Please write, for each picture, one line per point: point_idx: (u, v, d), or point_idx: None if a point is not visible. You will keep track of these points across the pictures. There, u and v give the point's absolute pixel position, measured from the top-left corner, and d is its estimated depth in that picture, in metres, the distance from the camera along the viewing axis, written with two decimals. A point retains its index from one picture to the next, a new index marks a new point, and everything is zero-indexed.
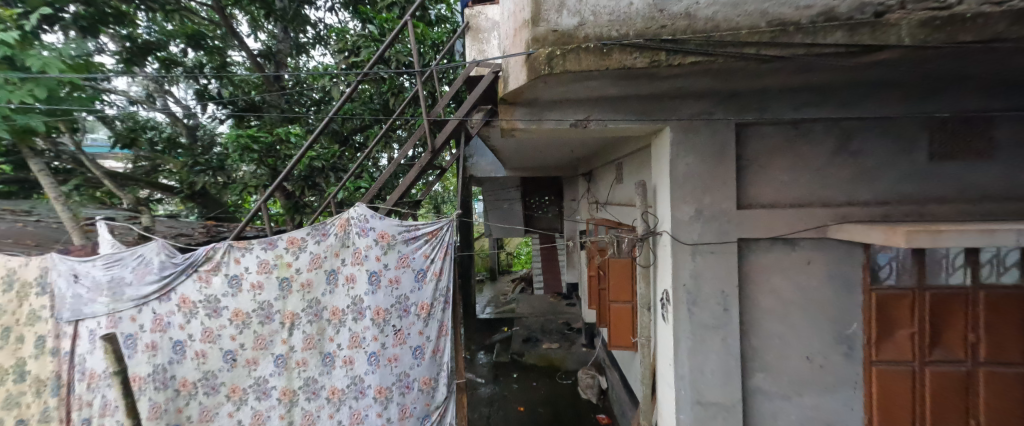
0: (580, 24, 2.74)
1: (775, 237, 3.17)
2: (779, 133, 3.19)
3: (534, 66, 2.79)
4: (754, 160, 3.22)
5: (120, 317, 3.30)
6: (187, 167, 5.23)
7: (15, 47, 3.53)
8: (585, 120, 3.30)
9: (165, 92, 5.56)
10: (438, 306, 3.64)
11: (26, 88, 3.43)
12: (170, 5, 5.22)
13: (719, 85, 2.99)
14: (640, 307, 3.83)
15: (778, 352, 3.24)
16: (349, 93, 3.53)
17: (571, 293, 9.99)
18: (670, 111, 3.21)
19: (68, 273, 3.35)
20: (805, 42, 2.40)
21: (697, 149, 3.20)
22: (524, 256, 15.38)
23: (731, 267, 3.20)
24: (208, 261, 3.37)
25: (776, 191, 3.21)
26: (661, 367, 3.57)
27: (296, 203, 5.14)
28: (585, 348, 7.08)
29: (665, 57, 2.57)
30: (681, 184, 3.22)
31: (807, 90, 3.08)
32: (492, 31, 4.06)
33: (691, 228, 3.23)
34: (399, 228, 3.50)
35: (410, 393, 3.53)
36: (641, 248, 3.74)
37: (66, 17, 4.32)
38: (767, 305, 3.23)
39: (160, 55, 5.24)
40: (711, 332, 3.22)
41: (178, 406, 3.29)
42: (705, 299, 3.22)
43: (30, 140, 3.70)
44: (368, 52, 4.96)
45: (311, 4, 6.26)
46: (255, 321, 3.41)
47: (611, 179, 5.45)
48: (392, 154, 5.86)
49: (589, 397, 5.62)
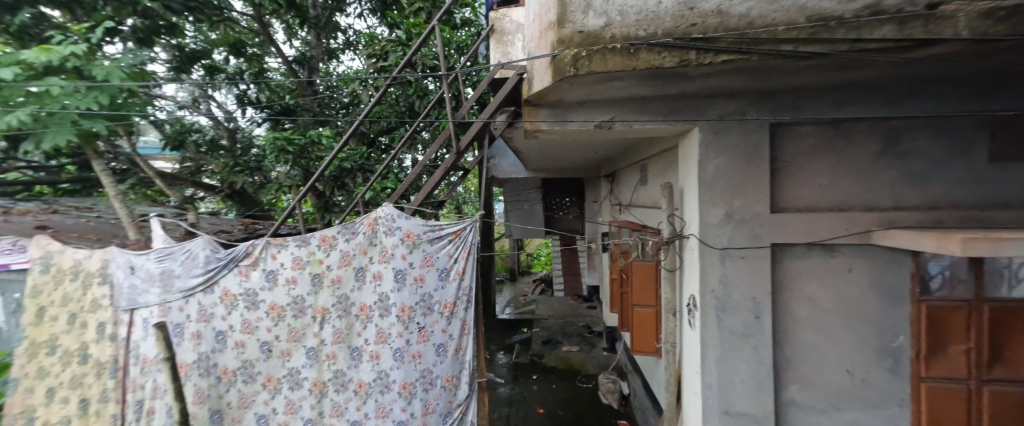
0: (606, 24, 2.70)
1: (813, 242, 3.01)
2: (818, 133, 3.03)
3: (560, 68, 2.76)
4: (789, 162, 3.08)
5: (169, 307, 3.58)
6: (228, 168, 5.60)
7: (83, 59, 3.85)
8: (610, 121, 3.26)
9: (208, 97, 5.95)
10: (460, 305, 3.66)
11: (92, 95, 3.76)
12: (216, 17, 5.39)
13: (752, 84, 2.87)
14: (665, 312, 3.73)
15: (815, 363, 3.07)
16: (377, 97, 3.46)
17: (592, 296, 9.87)
18: (699, 110, 3.11)
19: (126, 266, 3.65)
20: (848, 37, 2.26)
21: (728, 150, 3.09)
22: (544, 258, 15.42)
23: (764, 274, 3.06)
24: (248, 256, 3.58)
25: (814, 194, 3.05)
26: (687, 374, 3.47)
27: (325, 203, 5.39)
28: (606, 352, 6.99)
29: (694, 56, 2.49)
30: (710, 186, 3.11)
31: (849, 88, 2.91)
32: (517, 33, 4.01)
33: (720, 232, 3.11)
34: (424, 227, 3.57)
35: (433, 389, 3.58)
36: (666, 252, 3.64)
37: (124, 29, 4.62)
38: (802, 314, 3.08)
39: (204, 62, 5.60)
40: (742, 340, 3.09)
41: (219, 393, 3.52)
42: (735, 306, 3.10)
43: (94, 144, 4.06)
44: (395, 57, 5.11)
45: (341, 11, 6.48)
46: (289, 314, 3.58)
47: (635, 180, 5.33)
48: (416, 155, 6.02)
49: (610, 402, 5.56)
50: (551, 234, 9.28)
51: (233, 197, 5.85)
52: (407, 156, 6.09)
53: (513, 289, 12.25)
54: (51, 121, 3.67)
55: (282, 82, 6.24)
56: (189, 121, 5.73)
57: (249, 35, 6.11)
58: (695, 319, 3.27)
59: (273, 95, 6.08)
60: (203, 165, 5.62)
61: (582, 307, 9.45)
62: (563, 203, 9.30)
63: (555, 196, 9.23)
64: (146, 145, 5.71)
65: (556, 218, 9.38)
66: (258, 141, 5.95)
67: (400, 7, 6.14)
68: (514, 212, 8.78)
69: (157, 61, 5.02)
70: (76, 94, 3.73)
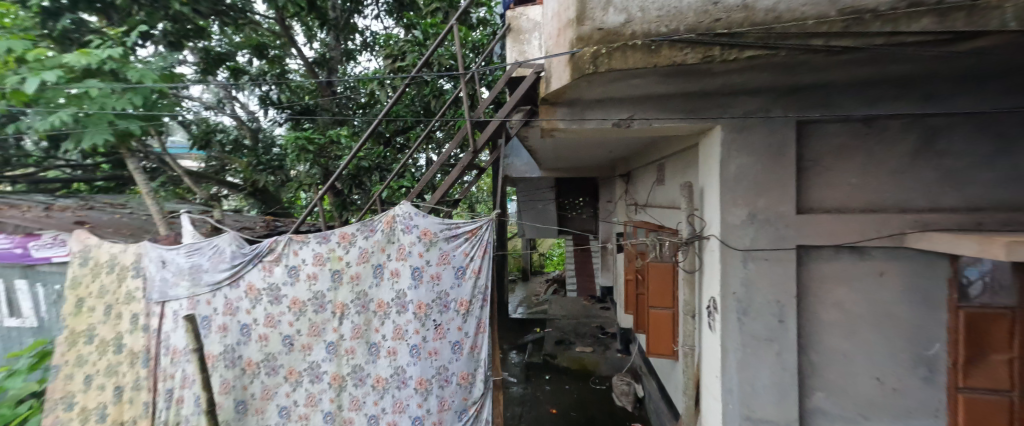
0: (627, 21, 2.64)
1: (842, 244, 2.89)
2: (847, 131, 2.91)
3: (579, 65, 2.71)
4: (816, 161, 2.96)
5: (198, 300, 3.71)
6: (252, 167, 5.79)
7: (119, 62, 4.02)
8: (628, 120, 3.21)
9: (232, 98, 6.13)
10: (476, 303, 3.67)
11: (126, 97, 3.93)
12: (241, 20, 5.59)
13: (779, 80, 2.77)
14: (684, 314, 3.65)
15: (843, 370, 2.95)
16: (395, 97, 3.53)
17: (605, 296, 9.78)
18: (722, 108, 3.02)
19: (158, 260, 3.81)
20: (883, 30, 2.14)
21: (751, 148, 2.99)
22: (556, 258, 15.34)
23: (789, 277, 2.95)
24: (271, 252, 3.68)
25: (842, 195, 2.92)
26: (707, 378, 3.39)
27: (342, 201, 5.47)
28: (620, 354, 6.91)
29: (719, 52, 2.41)
30: (733, 186, 3.02)
31: (882, 83, 2.77)
32: (533, 32, 3.97)
33: (742, 233, 3.02)
34: (441, 226, 3.59)
35: (448, 386, 3.61)
36: (685, 253, 3.56)
37: (156, 33, 4.88)
38: (829, 319, 2.96)
39: (229, 64, 5.76)
40: (765, 345, 2.99)
41: (244, 384, 3.64)
42: (758, 309, 3.00)
43: (128, 143, 4.20)
44: (413, 57, 5.15)
45: (358, 13, 6.58)
46: (310, 309, 3.67)
47: (652, 179, 5.25)
48: (430, 155, 6.09)
49: (625, 404, 5.49)
50: (564, 234, 9.23)
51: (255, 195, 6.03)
52: (422, 155, 6.17)
53: (525, 289, 12.19)
54: (88, 122, 3.86)
55: (302, 83, 6.37)
56: (213, 121, 5.85)
57: (271, 37, 6.20)
58: (716, 322, 3.19)
59: (293, 95, 6.22)
60: (227, 163, 5.79)
61: (595, 308, 9.35)
62: (576, 203, 9.18)
63: (568, 195, 9.14)
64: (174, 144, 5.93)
65: (568, 218, 9.29)
66: (279, 140, 6.04)
67: (416, 8, 6.20)
68: (528, 211, 8.75)
69: (186, 63, 5.21)
70: (113, 96, 3.91)
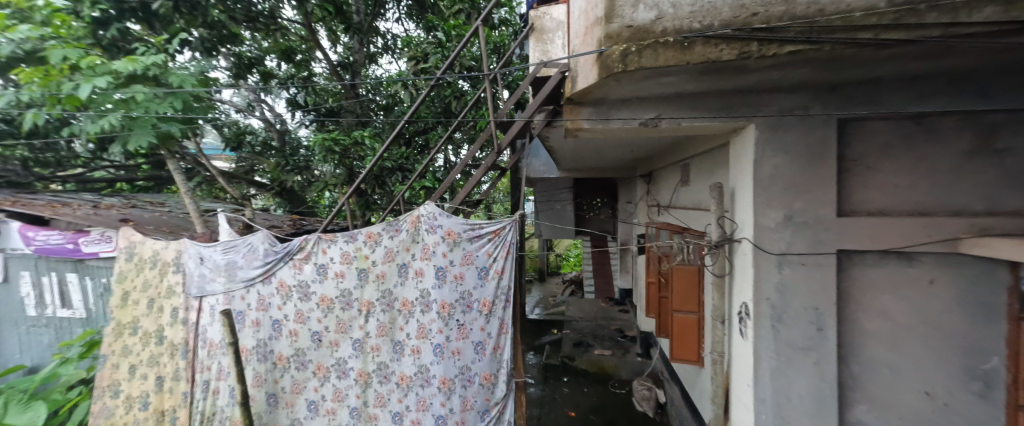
0: (657, 18, 2.56)
1: (888, 249, 2.71)
2: (895, 129, 2.73)
3: (607, 64, 2.65)
4: (859, 161, 2.80)
5: (233, 296, 3.86)
6: (279, 167, 5.87)
7: (162, 68, 4.21)
8: (656, 119, 3.12)
9: (261, 101, 6.33)
10: (499, 304, 3.67)
11: (168, 101, 4.11)
12: (272, 26, 5.67)
13: (820, 76, 2.62)
14: (713, 319, 3.52)
15: (887, 382, 2.78)
16: (419, 101, 3.63)
17: (624, 299, 9.55)
18: (756, 106, 2.90)
19: (196, 256, 3.99)
20: (941, 22, 1.99)
21: (788, 148, 2.85)
22: (573, 258, 15.17)
23: (829, 283, 2.80)
24: (301, 250, 3.79)
25: (888, 197, 2.75)
26: (737, 386, 3.26)
27: (366, 201, 5.64)
28: (640, 358, 6.67)
29: (756, 48, 2.30)
30: (768, 187, 2.89)
31: (934, 78, 2.59)
32: (557, 31, 3.91)
33: (778, 237, 2.88)
34: (464, 226, 3.60)
35: (471, 386, 3.61)
36: (714, 256, 3.44)
37: (193, 41, 5.02)
38: (871, 328, 2.80)
39: (258, 69, 5.89)
40: (801, 354, 2.85)
41: (274, 377, 3.74)
42: (794, 316, 2.86)
43: (170, 144, 4.39)
44: (435, 59, 5.18)
45: (380, 16, 6.69)
46: (338, 306, 3.75)
47: (675, 181, 5.13)
48: (449, 155, 6.13)
49: (645, 410, 5.34)
50: (581, 234, 9.15)
51: (282, 194, 6.28)
52: (440, 156, 6.21)
53: (542, 289, 12.21)
54: (135, 126, 4.06)
55: (326, 86, 6.54)
56: (244, 123, 6.13)
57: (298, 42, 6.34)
58: (747, 329, 3.06)
59: (318, 98, 6.37)
60: (257, 164, 6.04)
61: (614, 311, 9.09)
62: (593, 205, 9.22)
63: (585, 196, 9.15)
64: (209, 146, 6.26)
65: (586, 218, 9.19)
66: (307, 142, 6.19)
67: (437, 10, 6.25)
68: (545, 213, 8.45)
69: (220, 68, 5.42)
70: (156, 100, 4.11)
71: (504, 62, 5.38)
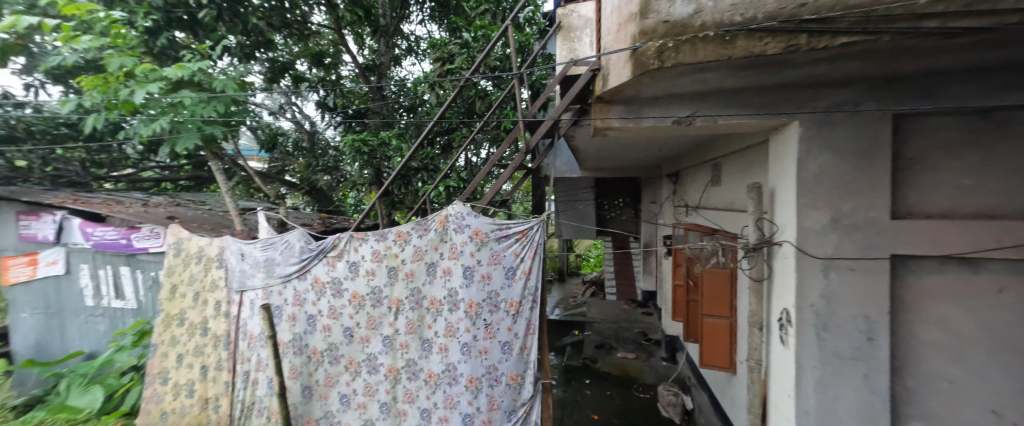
0: (695, 12, 2.44)
1: (949, 255, 2.50)
2: (957, 125, 2.51)
3: (642, 61, 2.56)
4: (916, 160, 2.59)
5: (271, 290, 4.03)
6: (309, 168, 6.14)
7: (206, 74, 4.40)
8: (689, 117, 3.00)
9: (292, 104, 6.52)
10: (526, 305, 3.59)
11: (211, 105, 4.31)
12: (305, 31, 5.86)
13: (874, 69, 2.44)
14: (750, 326, 3.35)
15: (946, 398, 2.57)
16: (450, 99, 3.73)
17: (647, 302, 9.28)
18: (801, 102, 2.73)
19: (237, 253, 4.18)
20: (1019, 7, 1.80)
21: (836, 146, 2.67)
22: (593, 259, 14.91)
23: (880, 290, 2.60)
24: (334, 248, 3.89)
25: (950, 198, 2.52)
26: (776, 396, 3.10)
27: (392, 200, 5.71)
28: (665, 362, 6.65)
29: (805, 40, 2.15)
30: (813, 187, 2.71)
31: (1005, 69, 2.36)
32: (585, 28, 3.82)
33: (824, 240, 2.70)
34: (492, 226, 3.58)
35: (498, 386, 3.58)
36: (751, 260, 3.29)
37: (233, 46, 5.24)
38: (928, 339, 2.59)
39: (290, 73, 6.05)
40: (849, 365, 2.67)
41: (309, 370, 3.90)
42: (840, 325, 2.68)
43: (213, 146, 4.60)
44: (461, 60, 5.16)
45: (405, 19, 6.78)
46: (369, 303, 3.83)
47: (704, 180, 4.94)
48: (473, 155, 6.13)
49: (671, 416, 5.13)
50: (602, 234, 9.02)
51: (312, 194, 6.51)
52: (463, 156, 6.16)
53: (563, 289, 12.12)
54: (183, 129, 4.29)
55: (354, 89, 6.66)
56: (275, 125, 6.32)
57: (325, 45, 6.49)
58: (788, 336, 2.90)
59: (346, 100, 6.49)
60: (288, 164, 6.31)
61: (636, 313, 8.93)
62: (615, 205, 9.05)
63: (608, 196, 8.98)
64: (246, 147, 6.58)
65: (608, 219, 8.98)
66: (337, 143, 6.30)
67: (461, 11, 6.27)
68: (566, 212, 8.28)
69: (255, 72, 5.61)
70: (201, 105, 4.31)
71: (528, 62, 5.29)
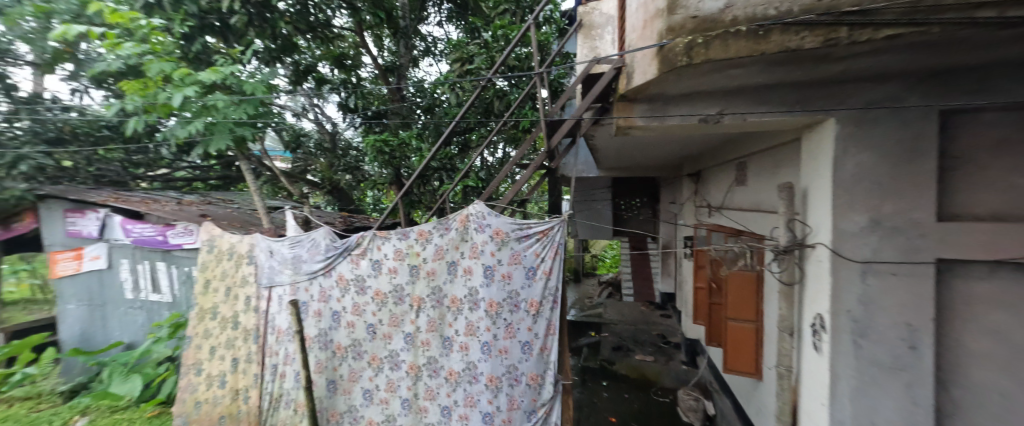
0: (726, 6, 2.34)
1: (1002, 260, 2.33)
2: (1012, 121, 2.34)
3: (669, 58, 2.48)
4: (965, 158, 2.42)
5: (298, 287, 4.14)
6: (331, 168, 6.51)
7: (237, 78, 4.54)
8: (718, 115, 2.90)
9: (315, 105, 6.64)
10: (547, 304, 3.57)
11: (241, 107, 4.44)
12: (329, 35, 5.98)
13: (920, 62, 2.29)
14: (782, 331, 3.24)
15: (998, 413, 2.39)
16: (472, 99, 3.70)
17: (666, 304, 9.16)
18: (838, 98, 2.61)
19: (266, 250, 4.31)
20: None
21: (877, 144, 2.52)
22: (610, 259, 14.73)
23: (925, 296, 2.45)
24: (358, 246, 3.96)
25: (1003, 200, 2.35)
26: (809, 404, 2.97)
27: (411, 200, 5.78)
28: (686, 367, 6.50)
29: (846, 33, 2.04)
30: (851, 188, 2.57)
31: None
32: (607, 26, 3.72)
33: (862, 243, 2.55)
34: (512, 225, 3.57)
35: (518, 386, 3.56)
36: (783, 262, 3.16)
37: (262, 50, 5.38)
38: (977, 349, 2.43)
39: (314, 75, 6.12)
40: (889, 374, 2.52)
41: (334, 365, 3.98)
42: (880, 333, 2.53)
43: (243, 147, 4.75)
44: (480, 60, 5.15)
45: (423, 20, 6.83)
46: (391, 301, 3.88)
47: (729, 180, 4.79)
48: (490, 155, 6.12)
49: (692, 421, 5.01)
50: (619, 234, 8.88)
51: (333, 192, 6.85)
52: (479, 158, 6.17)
53: (580, 289, 12.03)
54: (217, 130, 4.44)
55: (375, 90, 6.72)
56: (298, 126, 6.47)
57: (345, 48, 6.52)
58: (823, 343, 2.77)
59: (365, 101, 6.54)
60: (310, 164, 6.67)
61: (655, 315, 8.80)
62: (632, 205, 8.87)
63: (625, 196, 8.80)
64: (271, 148, 6.78)
65: (625, 219, 8.83)
66: (359, 143, 6.47)
67: (479, 11, 6.27)
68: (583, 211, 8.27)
69: (281, 75, 5.73)
70: (232, 107, 4.45)
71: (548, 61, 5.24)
